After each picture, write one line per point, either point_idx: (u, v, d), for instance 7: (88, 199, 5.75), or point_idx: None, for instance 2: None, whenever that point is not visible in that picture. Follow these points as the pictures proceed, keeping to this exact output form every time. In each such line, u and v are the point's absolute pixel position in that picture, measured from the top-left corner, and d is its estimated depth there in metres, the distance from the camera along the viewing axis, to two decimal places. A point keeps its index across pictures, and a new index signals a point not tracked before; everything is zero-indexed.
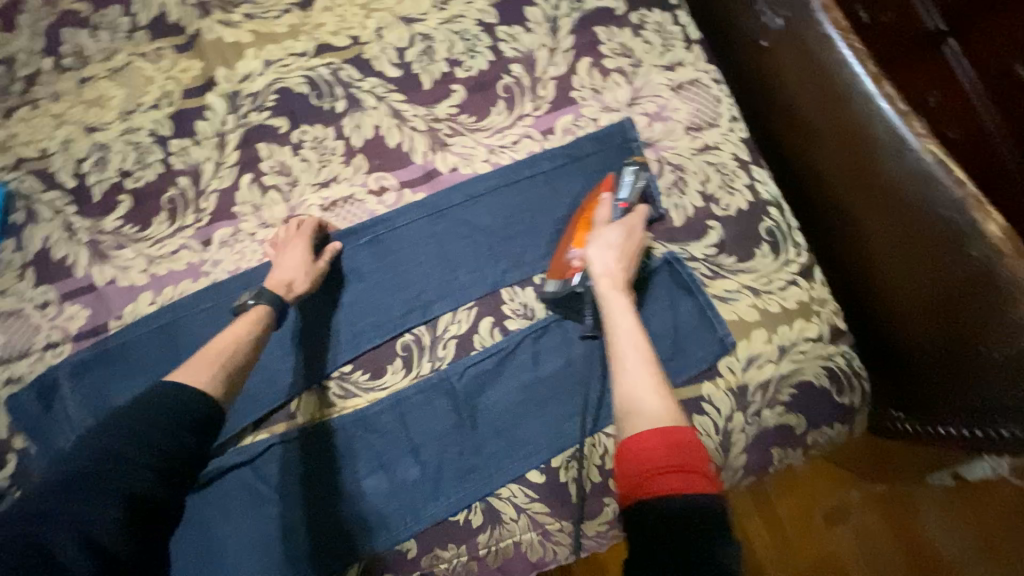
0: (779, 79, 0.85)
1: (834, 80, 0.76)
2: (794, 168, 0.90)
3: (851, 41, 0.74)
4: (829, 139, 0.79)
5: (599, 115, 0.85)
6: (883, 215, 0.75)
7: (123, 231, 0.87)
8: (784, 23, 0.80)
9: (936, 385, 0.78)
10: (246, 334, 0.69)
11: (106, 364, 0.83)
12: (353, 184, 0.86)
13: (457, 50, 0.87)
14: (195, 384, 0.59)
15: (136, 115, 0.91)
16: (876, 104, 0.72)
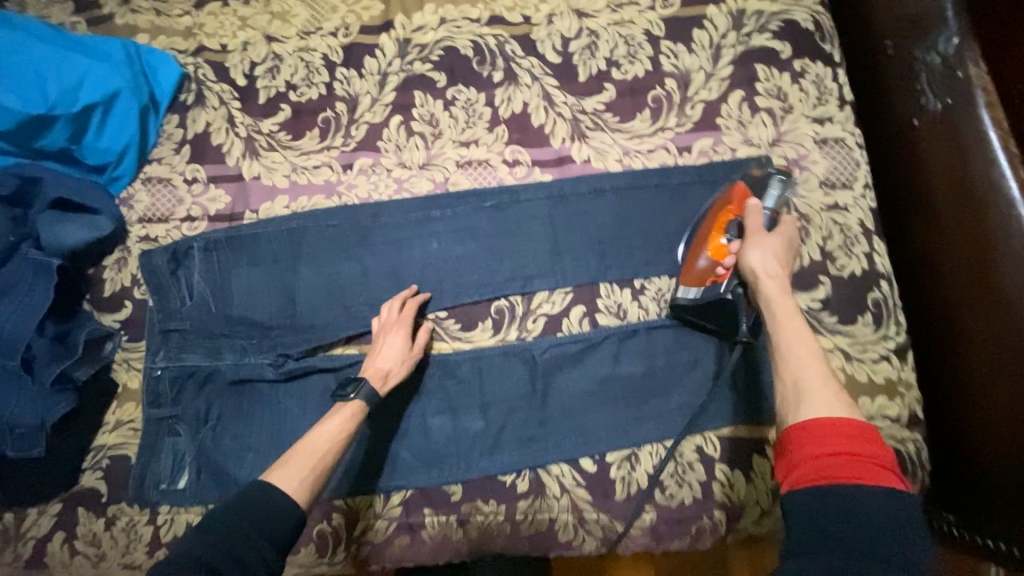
0: (919, 161, 0.85)
1: (978, 179, 0.76)
2: (907, 250, 0.90)
3: (1009, 143, 0.75)
4: (956, 231, 0.80)
5: (738, 148, 0.87)
6: (991, 318, 0.75)
7: (277, 137, 0.96)
8: (942, 108, 0.81)
9: (995, 503, 0.77)
10: (340, 431, 0.73)
11: (232, 249, 0.92)
12: (490, 150, 0.91)
13: (619, 52, 0.92)
14: (287, 489, 0.65)
15: (314, 37, 0.99)
16: (1016, 211, 0.73)
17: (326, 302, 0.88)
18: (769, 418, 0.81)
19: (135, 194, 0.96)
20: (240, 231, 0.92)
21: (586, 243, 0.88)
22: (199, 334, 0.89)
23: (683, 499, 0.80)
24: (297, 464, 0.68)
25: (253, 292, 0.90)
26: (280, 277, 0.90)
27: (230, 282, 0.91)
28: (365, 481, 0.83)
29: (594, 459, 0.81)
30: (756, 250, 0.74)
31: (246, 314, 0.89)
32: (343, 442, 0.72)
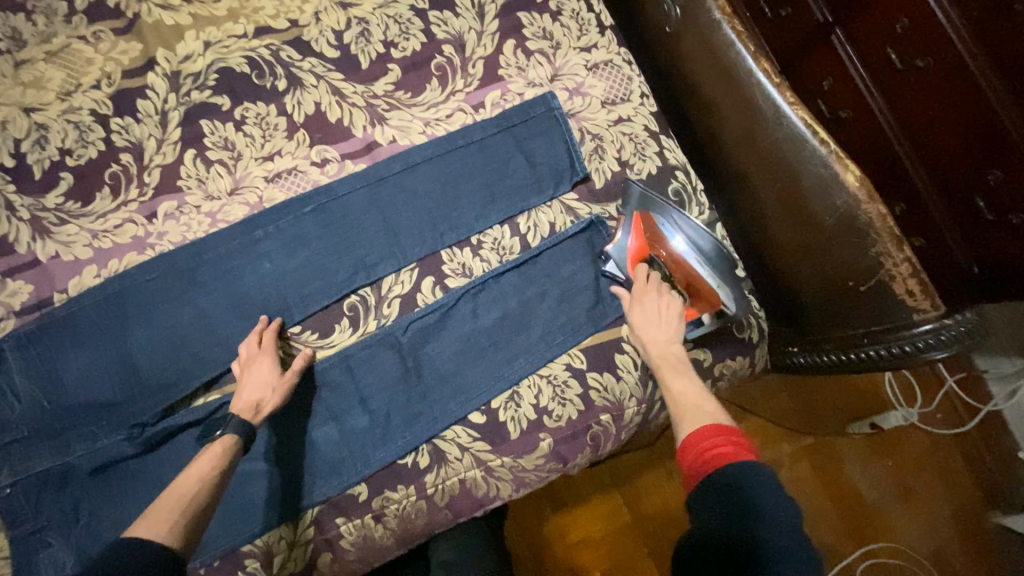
0: (678, 58, 0.96)
1: (724, 60, 0.88)
2: (693, 137, 0.99)
3: (734, 25, 0.88)
4: (722, 109, 0.91)
5: (525, 91, 0.93)
6: (766, 173, 0.86)
7: (66, 207, 0.89)
8: (681, 11, 0.92)
9: (818, 322, 0.89)
10: (211, 468, 0.70)
11: (50, 336, 0.84)
12: (295, 157, 0.91)
13: (392, 32, 0.94)
14: (155, 535, 0.58)
15: (76, 95, 0.92)
16: (757, 78, 0.85)
17: (171, 355, 0.84)
18: (619, 319, 0.89)
19: None
20: (53, 314, 0.85)
21: (416, 218, 0.90)
22: (40, 437, 0.82)
23: (570, 416, 0.86)
24: (157, 512, 0.62)
25: (87, 372, 0.83)
26: (114, 347, 0.84)
27: (58, 370, 0.83)
28: (267, 517, 0.80)
29: (481, 411, 0.85)
30: (638, 313, 0.85)
31: (88, 397, 0.83)
32: (215, 478, 0.69)
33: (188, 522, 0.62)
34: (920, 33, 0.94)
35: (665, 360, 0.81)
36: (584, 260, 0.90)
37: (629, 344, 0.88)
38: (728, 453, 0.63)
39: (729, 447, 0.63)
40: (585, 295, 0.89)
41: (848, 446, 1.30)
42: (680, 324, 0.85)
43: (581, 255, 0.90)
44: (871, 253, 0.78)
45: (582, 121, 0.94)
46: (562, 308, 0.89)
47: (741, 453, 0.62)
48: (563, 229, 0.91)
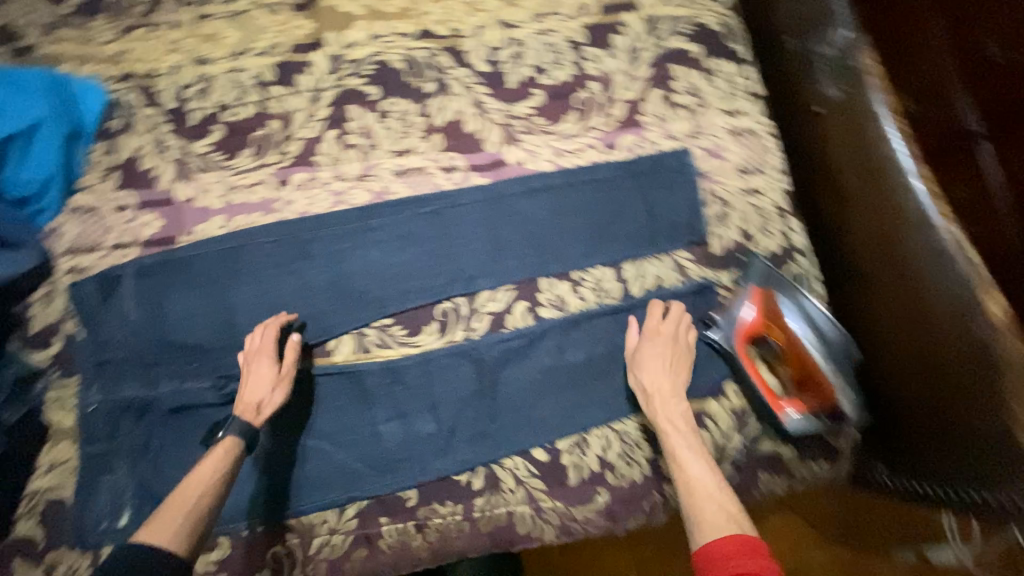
0: (828, 141, 0.87)
1: (875, 153, 0.77)
2: (834, 224, 0.89)
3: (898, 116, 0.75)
4: (867, 205, 0.80)
5: (661, 141, 0.92)
6: (900, 289, 0.75)
7: (211, 157, 0.95)
8: (837, 93, 0.83)
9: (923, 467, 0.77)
10: (213, 469, 0.71)
11: (165, 273, 0.89)
12: (425, 157, 0.94)
13: (544, 59, 0.96)
14: (165, 543, 0.61)
15: (245, 58, 0.99)
16: (911, 181, 0.72)
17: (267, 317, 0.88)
18: (708, 392, 0.84)
19: (62, 224, 0.93)
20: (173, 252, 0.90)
21: (523, 242, 0.90)
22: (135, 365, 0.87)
23: (633, 478, 0.82)
24: (173, 511, 0.65)
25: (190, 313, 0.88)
26: (218, 297, 0.88)
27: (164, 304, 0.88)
28: (322, 496, 0.82)
29: (544, 449, 0.83)
30: (643, 361, 0.80)
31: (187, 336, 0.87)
32: (220, 479, 0.71)
33: (195, 527, 0.65)
34: None
35: (670, 418, 0.77)
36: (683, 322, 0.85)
37: (712, 420, 0.83)
38: (752, 571, 0.56)
39: (754, 568, 0.57)
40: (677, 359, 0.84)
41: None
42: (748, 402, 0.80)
43: (679, 318, 0.85)
44: (1002, 424, 0.63)
45: (712, 182, 0.91)
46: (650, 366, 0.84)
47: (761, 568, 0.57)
48: (668, 286, 0.87)
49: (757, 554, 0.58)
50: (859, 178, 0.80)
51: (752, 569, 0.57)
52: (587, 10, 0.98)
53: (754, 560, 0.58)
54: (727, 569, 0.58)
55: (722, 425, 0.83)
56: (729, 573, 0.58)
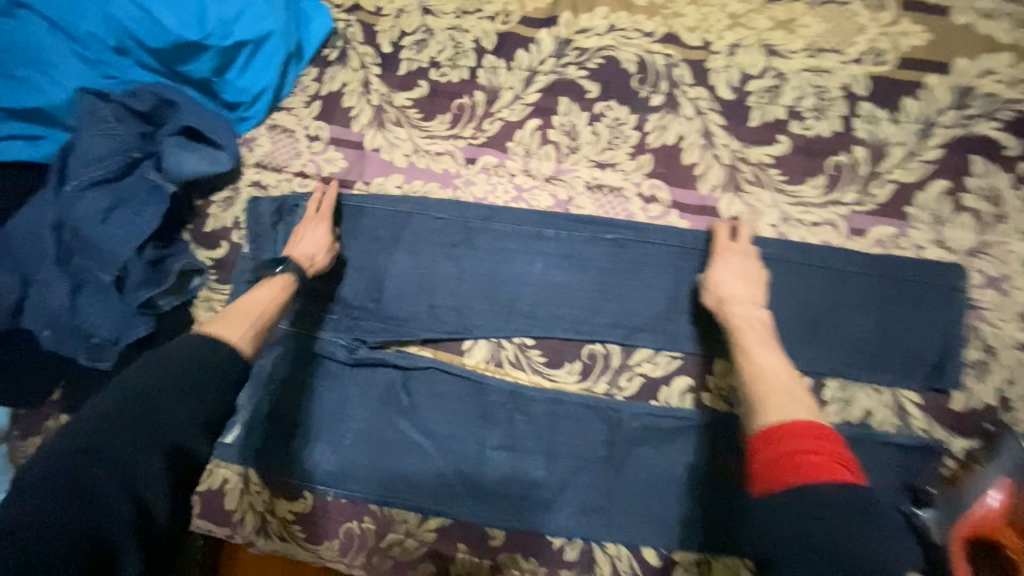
0: None
1: None
2: None
3: None
4: None
5: (925, 246, 0.72)
6: None
7: (408, 112, 0.91)
8: None
9: None
10: (265, 299, 0.73)
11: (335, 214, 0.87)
12: (626, 178, 0.82)
13: (805, 104, 0.79)
14: (231, 339, 0.64)
15: (470, 17, 0.93)
16: None
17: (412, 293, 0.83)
18: None
19: (257, 137, 0.95)
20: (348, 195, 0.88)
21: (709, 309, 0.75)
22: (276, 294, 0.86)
23: None
24: (235, 319, 0.68)
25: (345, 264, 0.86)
26: (373, 257, 0.85)
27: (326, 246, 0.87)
28: (409, 496, 0.77)
29: (656, 549, 0.72)
30: (720, 271, 0.71)
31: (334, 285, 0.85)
32: (278, 305, 0.74)
33: (256, 332, 0.68)
34: None
35: (751, 323, 0.67)
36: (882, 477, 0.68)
37: None
38: (817, 464, 0.52)
39: (825, 457, 0.53)
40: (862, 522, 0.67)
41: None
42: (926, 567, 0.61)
43: (875, 471, 0.68)
44: None
45: (980, 319, 0.70)
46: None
47: (829, 471, 0.52)
48: (879, 428, 0.69)
49: (833, 438, 0.54)
50: None
51: (819, 452, 0.54)
52: (883, 57, 0.78)
53: (823, 460, 0.53)
54: (783, 450, 0.54)
55: None
56: (783, 462, 0.54)
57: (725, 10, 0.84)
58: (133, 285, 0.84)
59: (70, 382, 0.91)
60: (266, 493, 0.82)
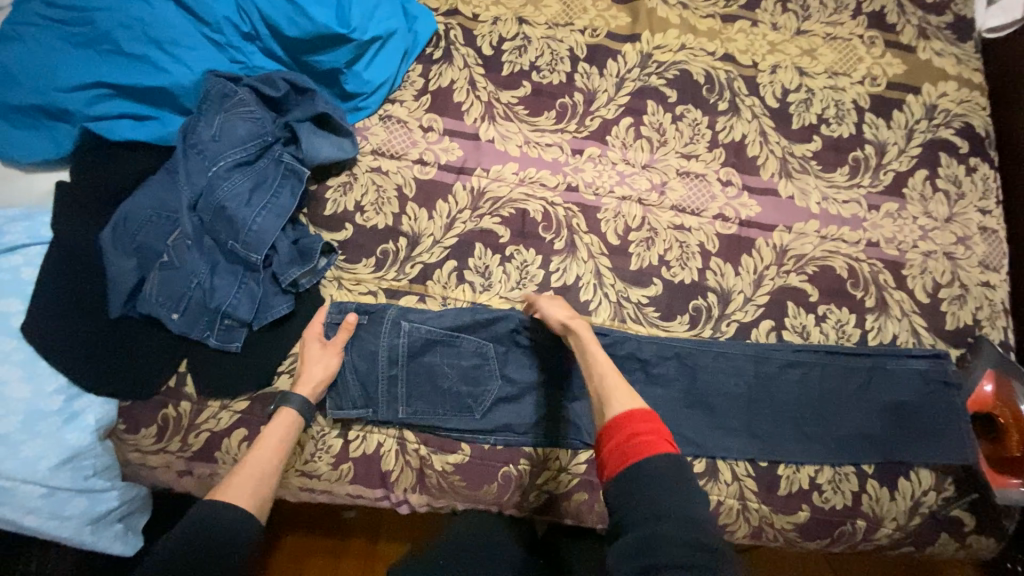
0: (886, 408, 0.92)
1: (848, 409, 0.93)
2: (900, 406, 0.92)
3: (850, 402, 0.93)
4: (852, 426, 0.92)
5: (919, 217, 1.02)
6: (842, 454, 0.91)
7: (516, 109, 1.04)
8: (859, 382, 0.93)
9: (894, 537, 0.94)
10: (280, 437, 0.81)
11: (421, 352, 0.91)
12: (707, 167, 1.03)
13: (829, 112, 1.06)
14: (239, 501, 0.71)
15: (562, 30, 1.08)
16: (834, 429, 0.92)
17: (532, 377, 0.93)
18: (934, 461, 0.91)
19: (371, 127, 1.01)
20: (406, 392, 0.90)
21: (776, 267, 0.99)
22: (404, 286, 0.96)
23: (835, 504, 0.90)
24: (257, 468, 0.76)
25: (470, 380, 0.91)
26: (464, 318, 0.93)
27: (452, 394, 0.90)
28: (557, 435, 0.91)
29: (768, 457, 0.91)
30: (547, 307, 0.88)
31: (459, 368, 0.91)
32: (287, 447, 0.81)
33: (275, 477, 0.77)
34: None
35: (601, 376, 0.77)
36: (931, 398, 0.93)
37: (916, 476, 0.91)
38: (649, 443, 0.65)
39: (651, 436, 0.66)
40: (916, 434, 0.91)
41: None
42: (871, 457, 0.91)
43: (908, 373, 0.93)
44: (850, 535, 0.91)
45: (957, 266, 1.00)
46: (889, 435, 0.91)
47: (650, 446, 0.65)
48: (904, 346, 0.96)
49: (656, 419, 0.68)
50: (862, 421, 0.92)
51: (647, 431, 0.66)
52: (877, 81, 1.08)
53: (643, 445, 0.65)
54: (634, 431, 0.67)
55: (922, 483, 0.91)
56: (628, 443, 0.66)
57: (767, 37, 1.09)
58: (284, 263, 0.89)
59: (194, 366, 0.90)
60: (423, 451, 0.90)
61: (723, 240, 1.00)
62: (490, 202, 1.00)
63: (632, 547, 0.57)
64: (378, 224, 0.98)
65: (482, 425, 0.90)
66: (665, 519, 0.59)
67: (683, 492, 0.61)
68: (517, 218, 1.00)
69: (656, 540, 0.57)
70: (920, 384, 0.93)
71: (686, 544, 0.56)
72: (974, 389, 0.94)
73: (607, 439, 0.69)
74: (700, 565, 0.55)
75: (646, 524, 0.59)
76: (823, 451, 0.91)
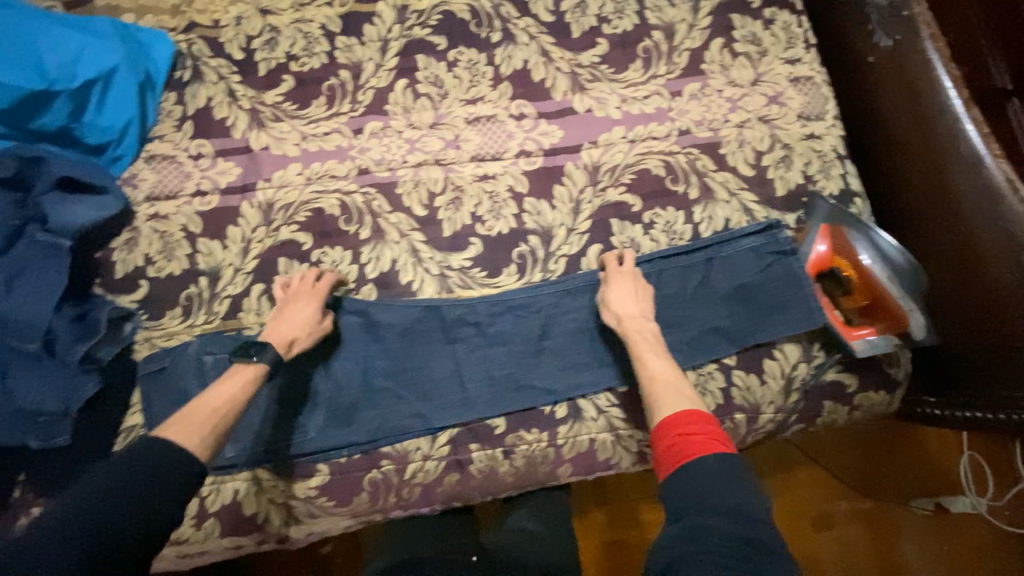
0: (725, 296, 0.88)
1: (689, 310, 0.88)
2: (739, 290, 0.88)
3: (688, 303, 0.88)
4: (696, 326, 0.88)
5: (724, 88, 0.95)
6: (694, 355, 0.87)
7: (283, 107, 0.97)
8: (694, 280, 0.89)
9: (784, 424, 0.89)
10: (235, 392, 0.71)
11: None
12: (496, 106, 0.96)
13: (607, 9, 0.98)
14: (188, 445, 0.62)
15: (310, 9, 1.00)
16: (679, 335, 0.88)
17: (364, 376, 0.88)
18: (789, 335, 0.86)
19: (139, 173, 0.95)
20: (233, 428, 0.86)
21: (591, 188, 0.94)
22: (217, 325, 0.91)
23: (707, 407, 0.87)
24: (190, 418, 0.65)
25: (298, 396, 0.87)
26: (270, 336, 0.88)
27: (283, 416, 0.87)
28: (410, 428, 0.86)
29: (623, 382, 0.87)
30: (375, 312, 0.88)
31: (286, 389, 0.87)
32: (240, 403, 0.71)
33: (213, 432, 0.65)
34: None
35: (643, 335, 0.81)
36: (770, 272, 0.88)
37: (780, 353, 0.87)
38: (701, 443, 0.63)
39: (702, 436, 0.64)
40: (762, 313, 0.87)
41: (908, 521, 1.27)
42: (726, 349, 0.87)
43: (742, 254, 0.89)
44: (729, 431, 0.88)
45: (775, 127, 0.94)
46: (738, 322, 0.87)
47: (707, 447, 0.63)
48: (737, 227, 0.90)
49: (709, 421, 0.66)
50: (704, 317, 0.88)
51: (702, 433, 0.64)
52: None
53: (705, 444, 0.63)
54: (676, 433, 0.65)
55: (790, 357, 0.87)
56: (680, 445, 0.64)
57: None
58: (67, 343, 0.83)
59: (26, 472, 0.86)
60: (281, 484, 0.86)
61: (531, 176, 0.95)
62: (282, 211, 0.94)
63: (682, 534, 0.55)
64: (175, 271, 0.93)
65: (323, 438, 0.86)
66: (717, 513, 0.55)
67: (736, 497, 0.57)
68: (315, 219, 0.93)
69: (698, 532, 0.54)
70: (755, 262, 0.88)
71: (741, 540, 0.53)
72: (807, 254, 0.88)
73: (660, 440, 0.67)
74: (748, 563, 0.51)
75: (689, 516, 0.56)
76: (677, 359, 0.87)
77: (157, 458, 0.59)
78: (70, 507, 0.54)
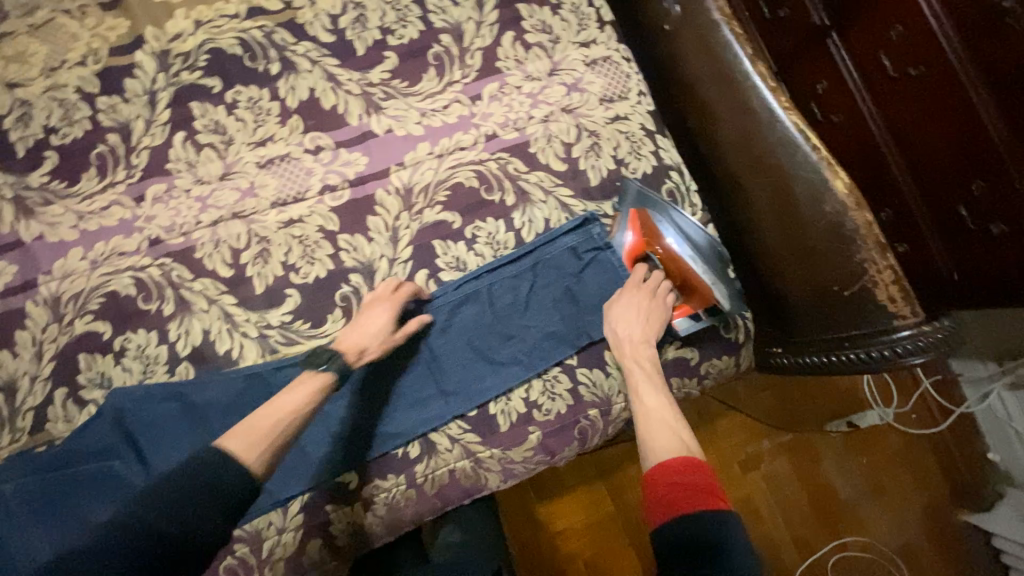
0: (553, 299, 0.89)
1: (522, 319, 0.88)
2: (564, 289, 0.89)
3: (520, 313, 0.88)
4: (531, 335, 0.87)
5: (522, 84, 0.93)
6: (534, 364, 0.86)
7: (51, 187, 0.87)
8: (521, 289, 0.88)
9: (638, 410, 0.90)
10: (302, 399, 0.74)
11: (49, 500, 0.78)
12: (289, 144, 0.90)
13: (389, 19, 0.93)
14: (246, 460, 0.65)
15: (61, 72, 0.89)
16: (516, 347, 0.87)
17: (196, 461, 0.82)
18: None
19: None
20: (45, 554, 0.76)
21: (407, 212, 0.89)
22: (25, 442, 0.82)
23: (559, 411, 0.87)
24: (245, 433, 0.68)
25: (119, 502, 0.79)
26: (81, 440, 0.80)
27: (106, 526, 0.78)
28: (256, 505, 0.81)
29: (471, 406, 0.85)
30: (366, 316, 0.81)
31: (107, 495, 0.79)
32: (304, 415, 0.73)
33: (275, 447, 0.69)
34: (917, 43, 0.93)
35: (640, 362, 0.83)
36: (588, 266, 0.90)
37: None
38: (698, 492, 0.66)
39: (698, 484, 0.67)
40: (587, 308, 0.89)
41: (828, 445, 1.33)
42: (563, 351, 0.87)
43: (561, 253, 0.89)
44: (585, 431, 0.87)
45: (580, 116, 0.92)
46: (569, 321, 0.88)
47: (704, 499, 0.65)
48: (556, 226, 0.90)
49: (702, 469, 0.69)
50: (537, 324, 0.88)
51: (699, 483, 0.67)
52: None
53: (698, 493, 0.66)
54: (673, 481, 0.68)
55: None
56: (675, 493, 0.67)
57: None
58: None
59: None
60: None
61: (340, 212, 0.89)
62: (72, 302, 0.85)
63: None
64: None
65: None
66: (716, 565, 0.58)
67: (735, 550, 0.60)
68: (110, 304, 0.85)
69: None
70: (575, 259, 0.89)
71: None
72: (621, 244, 0.91)
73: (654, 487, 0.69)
74: None
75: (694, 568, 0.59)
76: (521, 370, 0.87)
77: (218, 470, 0.62)
78: (130, 518, 0.57)
